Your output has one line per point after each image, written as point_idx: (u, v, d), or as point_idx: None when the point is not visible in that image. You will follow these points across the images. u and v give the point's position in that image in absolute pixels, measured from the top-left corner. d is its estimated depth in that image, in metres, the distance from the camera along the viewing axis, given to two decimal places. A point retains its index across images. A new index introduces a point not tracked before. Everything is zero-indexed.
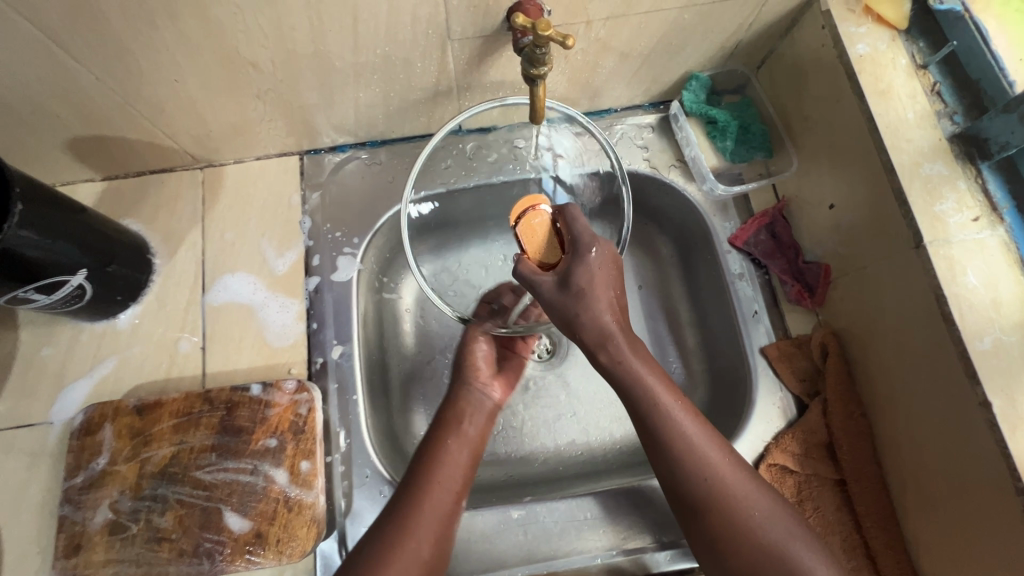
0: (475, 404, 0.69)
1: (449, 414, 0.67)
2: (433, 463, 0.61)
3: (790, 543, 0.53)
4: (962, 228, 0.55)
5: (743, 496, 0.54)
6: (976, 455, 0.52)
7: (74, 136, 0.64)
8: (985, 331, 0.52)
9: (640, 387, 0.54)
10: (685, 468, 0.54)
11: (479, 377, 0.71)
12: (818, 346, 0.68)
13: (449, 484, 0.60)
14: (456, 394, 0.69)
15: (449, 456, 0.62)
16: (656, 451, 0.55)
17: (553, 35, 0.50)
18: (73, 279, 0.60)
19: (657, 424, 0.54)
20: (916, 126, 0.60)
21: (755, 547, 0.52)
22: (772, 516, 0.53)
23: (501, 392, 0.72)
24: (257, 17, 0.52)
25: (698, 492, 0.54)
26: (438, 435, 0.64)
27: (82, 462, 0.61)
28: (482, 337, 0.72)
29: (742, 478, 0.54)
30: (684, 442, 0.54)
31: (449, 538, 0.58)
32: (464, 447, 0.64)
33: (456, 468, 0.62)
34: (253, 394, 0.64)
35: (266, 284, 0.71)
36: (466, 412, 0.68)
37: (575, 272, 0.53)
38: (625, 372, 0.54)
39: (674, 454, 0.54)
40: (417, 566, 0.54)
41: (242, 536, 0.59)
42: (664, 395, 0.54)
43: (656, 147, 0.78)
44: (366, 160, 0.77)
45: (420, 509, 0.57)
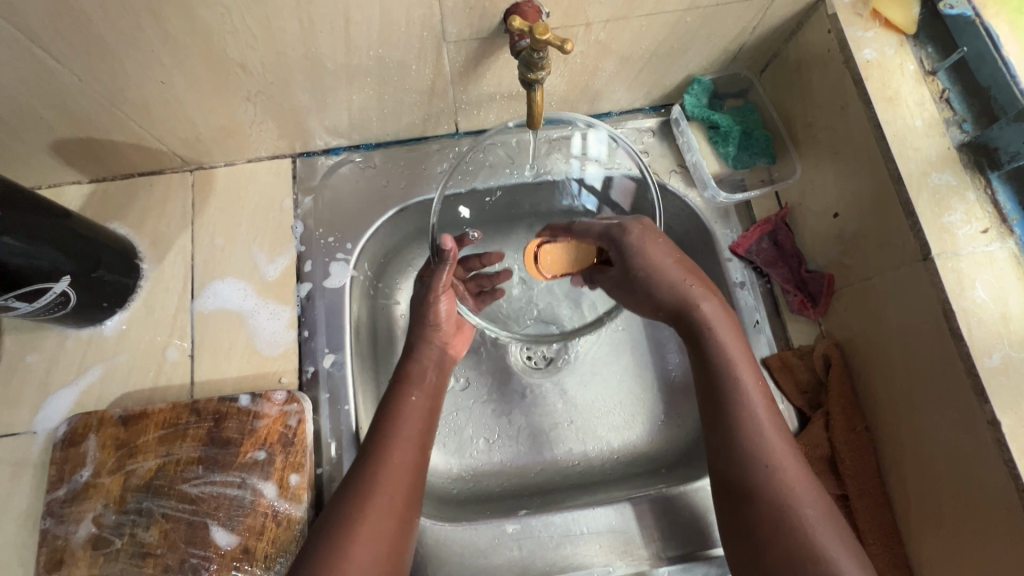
0: (434, 358, 0.65)
1: (410, 369, 0.63)
2: (393, 416, 0.58)
3: (839, 558, 0.47)
4: (970, 240, 0.54)
5: (803, 489, 0.51)
6: (983, 473, 0.51)
7: (59, 138, 0.62)
8: (994, 347, 0.51)
9: (719, 358, 0.56)
10: (742, 448, 0.53)
11: (440, 334, 0.65)
12: (821, 358, 0.66)
13: (412, 437, 0.58)
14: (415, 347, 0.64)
15: (409, 409, 0.60)
16: (719, 426, 0.55)
17: (551, 39, 0.48)
18: (57, 287, 0.58)
19: (730, 401, 0.55)
20: (925, 135, 0.58)
21: (797, 543, 0.48)
22: (825, 522, 0.49)
23: (458, 344, 0.68)
24: (245, 18, 0.51)
25: (749, 475, 0.52)
26: (396, 391, 0.61)
27: (66, 474, 0.60)
28: (445, 290, 0.64)
29: (803, 475, 0.52)
30: (752, 425, 0.54)
31: (418, 493, 0.56)
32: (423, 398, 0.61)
33: (421, 419, 0.60)
34: (242, 405, 0.62)
35: (257, 291, 0.70)
36: (427, 365, 0.64)
37: (635, 257, 0.60)
38: (711, 341, 0.57)
39: (737, 436, 0.54)
40: (388, 520, 0.52)
41: (229, 552, 0.58)
42: (745, 372, 0.56)
43: (656, 152, 0.77)
44: (360, 164, 0.75)
45: (385, 465, 0.55)
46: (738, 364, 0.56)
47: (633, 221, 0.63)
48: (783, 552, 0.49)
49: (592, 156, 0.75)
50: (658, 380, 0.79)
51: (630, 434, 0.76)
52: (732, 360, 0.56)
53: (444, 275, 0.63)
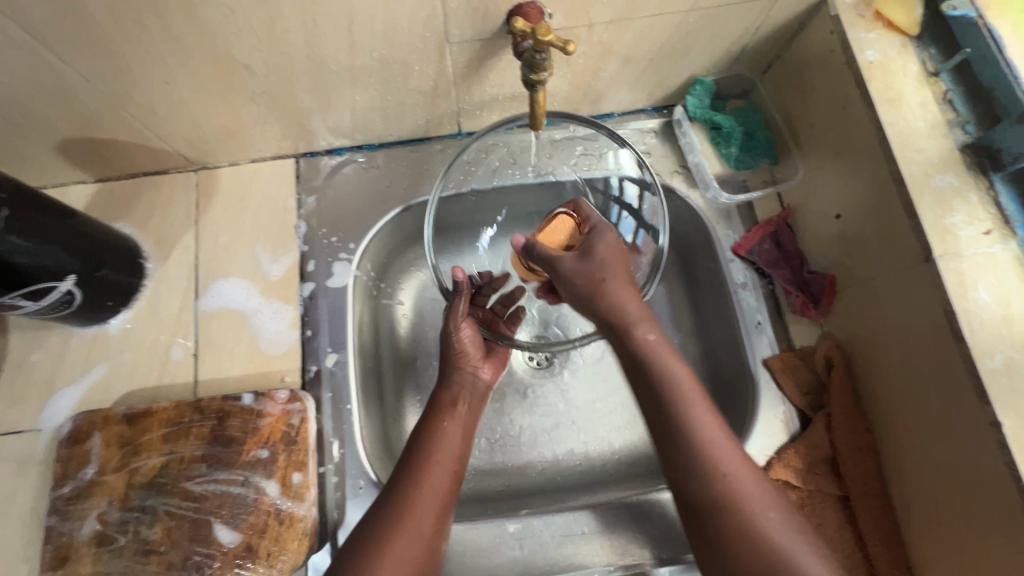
0: (467, 384, 0.66)
1: (442, 396, 0.64)
2: (429, 439, 0.59)
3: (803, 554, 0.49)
4: (973, 241, 0.54)
5: (757, 495, 0.51)
6: (985, 474, 0.51)
7: (64, 138, 0.63)
8: (996, 349, 0.51)
9: (665, 382, 0.55)
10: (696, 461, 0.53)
11: (470, 359, 0.67)
12: (823, 359, 0.66)
13: (446, 460, 0.58)
14: (447, 376, 0.66)
15: (444, 434, 0.61)
16: (669, 440, 0.54)
17: (553, 40, 0.49)
18: (62, 286, 0.59)
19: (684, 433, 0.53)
20: (927, 136, 0.58)
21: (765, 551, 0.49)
22: (784, 523, 0.51)
23: (492, 371, 0.69)
24: (248, 19, 0.51)
25: (706, 489, 0.52)
26: (431, 416, 0.62)
27: (70, 471, 0.60)
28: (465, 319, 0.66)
29: (755, 479, 0.52)
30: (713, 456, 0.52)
31: (449, 518, 0.56)
32: (457, 424, 0.62)
33: (455, 445, 0.60)
34: (245, 403, 0.63)
35: (260, 290, 0.70)
36: (461, 393, 0.65)
37: (596, 244, 0.59)
38: (648, 354, 0.56)
39: (700, 471, 0.52)
40: (418, 545, 0.53)
41: (231, 550, 0.58)
42: (689, 395, 0.55)
43: (658, 152, 0.77)
44: (363, 164, 0.75)
45: (420, 488, 0.55)
46: (682, 386, 0.55)
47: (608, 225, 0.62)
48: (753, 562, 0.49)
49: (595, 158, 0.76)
50: None
51: (632, 435, 0.76)
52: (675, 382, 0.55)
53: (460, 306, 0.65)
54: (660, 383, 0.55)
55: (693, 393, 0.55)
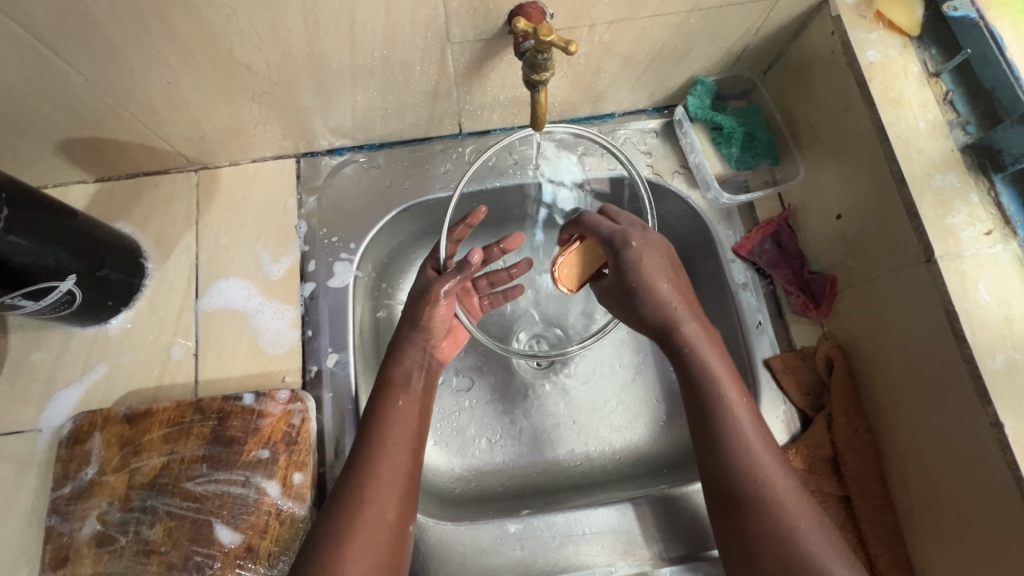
0: (419, 362, 0.63)
1: (393, 373, 0.61)
2: (385, 425, 0.58)
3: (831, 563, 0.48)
4: (973, 242, 0.54)
5: (792, 500, 0.51)
6: (986, 475, 0.51)
7: (65, 138, 0.63)
8: (997, 349, 0.51)
9: (709, 385, 0.55)
10: (731, 459, 0.53)
11: (429, 338, 0.63)
12: (823, 359, 0.66)
13: (404, 444, 0.58)
14: (400, 350, 0.63)
15: (399, 417, 0.59)
16: (706, 437, 0.55)
17: (555, 40, 0.49)
18: (63, 285, 0.59)
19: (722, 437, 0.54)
20: (928, 136, 0.58)
21: (793, 553, 0.49)
22: (817, 531, 0.50)
23: (447, 347, 0.67)
24: (250, 19, 0.51)
25: (740, 487, 0.53)
26: (383, 397, 0.60)
27: (70, 472, 0.60)
28: (446, 296, 0.62)
29: (791, 485, 0.52)
30: (750, 464, 0.53)
31: (412, 502, 0.56)
32: (411, 403, 0.61)
33: (410, 427, 0.59)
34: (246, 403, 0.62)
35: (261, 290, 0.70)
36: (410, 369, 0.62)
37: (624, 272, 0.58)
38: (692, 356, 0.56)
39: (736, 478, 0.53)
40: (382, 532, 0.53)
41: (232, 550, 0.58)
42: (735, 404, 0.55)
43: (659, 153, 0.77)
44: (364, 164, 0.75)
45: (377, 475, 0.55)
46: (726, 394, 0.55)
47: (637, 231, 0.60)
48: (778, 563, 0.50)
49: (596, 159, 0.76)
50: (661, 382, 0.79)
51: (632, 435, 0.76)
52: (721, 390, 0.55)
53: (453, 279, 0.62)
54: (700, 382, 0.56)
55: (737, 400, 0.55)
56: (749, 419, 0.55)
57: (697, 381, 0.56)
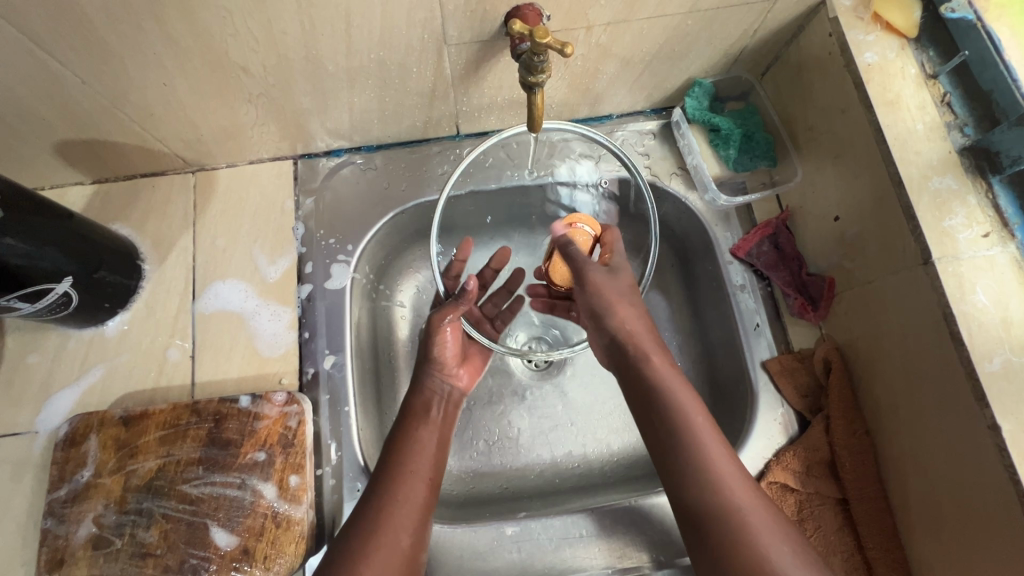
0: (439, 392, 0.66)
1: (414, 403, 0.64)
2: (405, 453, 0.59)
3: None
4: (971, 244, 0.54)
5: (764, 523, 0.49)
6: (984, 480, 0.51)
7: (62, 140, 0.63)
8: (994, 352, 0.50)
9: (671, 413, 0.54)
10: (700, 481, 0.51)
11: (444, 367, 0.67)
12: (821, 362, 0.66)
13: (423, 471, 0.58)
14: (421, 382, 0.66)
15: (419, 445, 0.60)
16: (673, 462, 0.53)
17: (552, 43, 0.48)
18: (59, 288, 0.59)
19: (689, 469, 0.52)
20: (926, 139, 0.58)
21: None
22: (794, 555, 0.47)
23: (467, 377, 0.69)
24: (246, 20, 0.51)
25: (710, 513, 0.50)
26: (404, 424, 0.62)
27: (66, 474, 0.60)
28: (449, 325, 0.65)
29: (762, 507, 0.50)
30: (724, 496, 0.50)
31: (427, 529, 0.56)
32: (432, 433, 0.62)
33: (428, 455, 0.60)
34: (242, 406, 0.62)
35: (258, 292, 0.70)
36: (432, 400, 0.65)
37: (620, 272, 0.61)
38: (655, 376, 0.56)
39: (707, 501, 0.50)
40: (395, 557, 0.52)
41: (228, 552, 0.58)
42: (699, 426, 0.53)
43: (657, 154, 0.77)
44: (361, 165, 0.75)
45: (394, 501, 0.55)
46: (690, 417, 0.54)
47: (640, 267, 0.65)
48: None
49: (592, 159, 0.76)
50: None
51: (630, 437, 0.76)
52: (686, 419, 0.53)
53: (454, 310, 0.65)
54: (662, 403, 0.54)
55: (701, 422, 0.54)
56: (713, 440, 0.53)
57: (661, 410, 0.54)
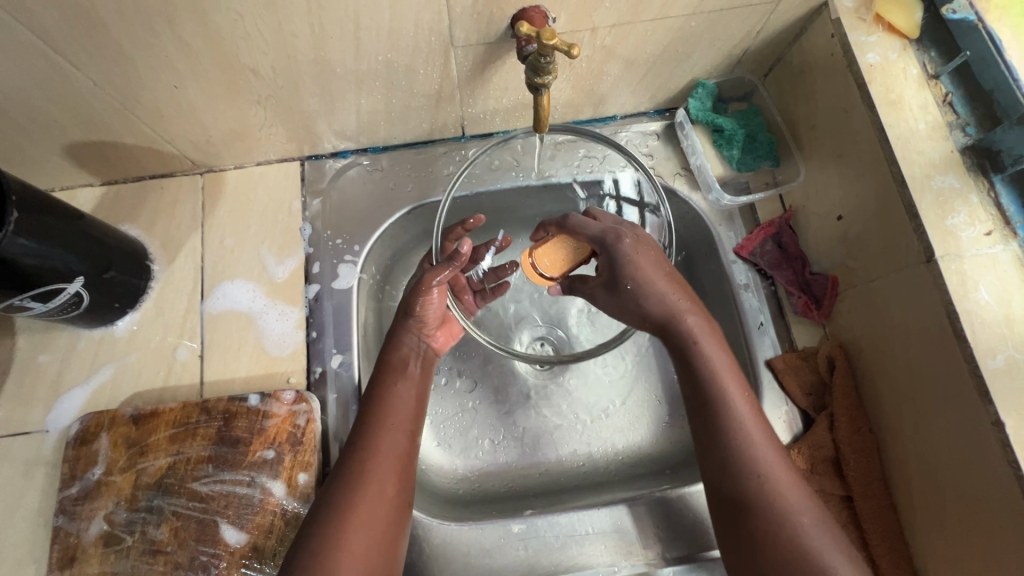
0: (416, 349, 0.65)
1: (391, 358, 0.63)
2: (385, 407, 0.59)
3: (835, 560, 0.49)
4: (974, 242, 0.54)
5: (794, 497, 0.51)
6: (987, 475, 0.51)
7: (73, 141, 0.63)
8: (997, 349, 0.51)
9: (710, 388, 0.56)
10: (735, 455, 0.53)
11: (422, 326, 0.65)
12: (824, 359, 0.67)
13: (403, 425, 0.59)
14: (398, 339, 0.64)
15: (398, 400, 0.60)
16: (710, 434, 0.55)
17: (558, 44, 0.49)
18: (70, 287, 0.59)
19: (725, 443, 0.54)
20: (928, 138, 0.59)
21: (797, 551, 0.49)
22: (819, 529, 0.50)
23: (443, 341, 0.68)
24: (256, 23, 0.52)
25: (742, 484, 0.52)
26: (381, 379, 0.61)
27: (77, 472, 0.61)
28: (438, 286, 0.63)
29: (794, 482, 0.52)
30: (756, 464, 0.53)
31: (411, 481, 0.57)
32: (410, 387, 0.62)
33: (408, 410, 0.60)
34: (251, 404, 0.63)
35: (266, 292, 0.71)
36: (409, 356, 0.64)
37: (623, 271, 0.57)
38: (695, 352, 0.56)
39: (740, 473, 0.53)
40: (383, 506, 0.53)
41: (238, 550, 0.58)
42: (737, 400, 0.55)
43: (661, 155, 0.77)
44: (367, 167, 0.76)
45: (376, 454, 0.55)
46: (728, 393, 0.55)
47: (628, 229, 0.60)
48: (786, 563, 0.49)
49: (597, 160, 0.77)
50: (663, 383, 0.79)
51: (634, 435, 0.77)
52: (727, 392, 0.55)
53: (448, 270, 0.62)
54: (700, 376, 0.56)
55: (740, 397, 0.55)
56: (750, 415, 0.55)
57: (700, 384, 0.56)
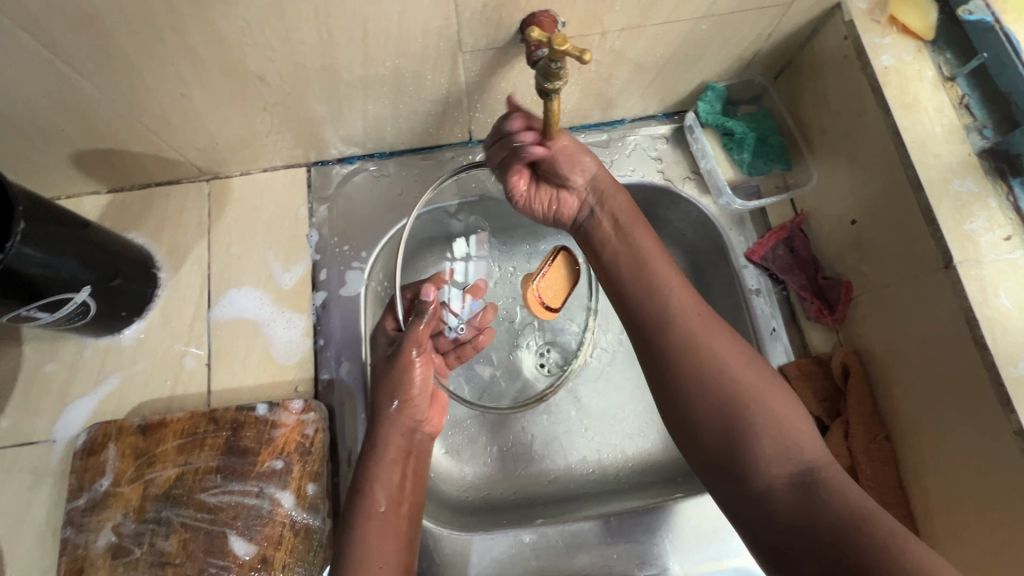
0: (405, 447, 0.61)
1: (374, 469, 0.59)
2: (372, 539, 0.55)
3: (766, 400, 0.52)
4: (993, 247, 0.53)
5: (723, 348, 0.54)
6: (1010, 488, 0.50)
7: (79, 149, 0.63)
8: (1019, 356, 0.50)
9: (637, 260, 0.60)
10: (666, 319, 0.56)
11: (414, 408, 0.62)
12: (839, 366, 0.65)
13: (395, 558, 0.55)
14: (384, 437, 0.60)
15: (385, 527, 0.56)
16: (642, 302, 0.58)
17: (569, 50, 0.47)
18: (77, 297, 0.59)
19: (657, 306, 0.57)
20: (944, 141, 0.58)
21: (731, 398, 0.52)
22: (750, 375, 0.53)
23: (436, 417, 0.66)
24: (264, 30, 0.51)
25: (674, 342, 0.55)
26: (365, 497, 0.57)
27: (85, 483, 0.60)
28: (420, 358, 0.63)
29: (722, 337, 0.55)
30: (686, 326, 0.55)
31: None
32: (401, 504, 0.58)
33: (397, 537, 0.56)
34: (259, 414, 0.62)
35: (273, 299, 0.70)
36: (396, 459, 0.60)
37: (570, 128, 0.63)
38: (624, 226, 0.62)
39: (670, 333, 0.55)
40: None
41: (247, 561, 0.58)
42: (663, 270, 0.59)
43: (670, 158, 0.76)
44: (374, 172, 0.75)
45: None
46: (654, 263, 0.59)
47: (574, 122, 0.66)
48: (722, 409, 0.52)
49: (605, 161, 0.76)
50: None
51: (645, 442, 0.76)
52: (654, 267, 0.59)
53: (421, 328, 0.63)
54: (630, 249, 0.60)
55: (663, 264, 0.59)
56: (674, 280, 0.58)
57: (630, 256, 0.60)
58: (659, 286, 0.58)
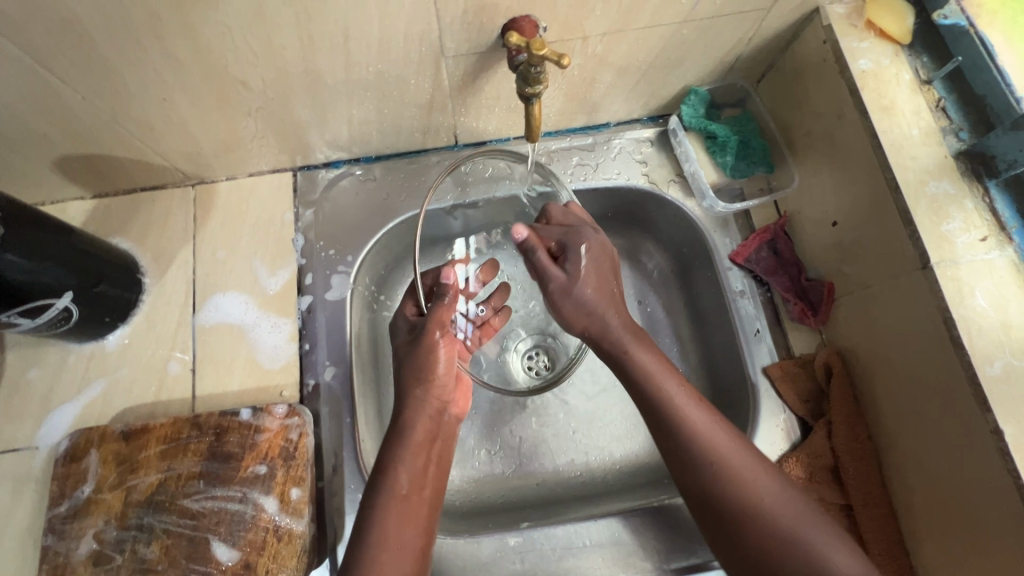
0: (432, 430, 0.61)
1: (394, 451, 0.58)
2: (390, 519, 0.54)
3: (807, 535, 0.50)
4: (969, 248, 0.54)
5: (754, 478, 0.53)
6: (988, 487, 0.50)
7: (62, 154, 0.63)
8: (995, 355, 0.51)
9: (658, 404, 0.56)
10: (695, 455, 0.54)
11: (438, 388, 0.62)
12: (822, 366, 0.66)
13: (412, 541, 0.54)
14: (412, 419, 0.60)
15: (403, 509, 0.55)
16: (667, 442, 0.56)
17: (547, 54, 0.49)
18: (59, 302, 0.59)
19: (687, 451, 0.54)
20: (921, 144, 0.58)
21: (772, 532, 0.51)
22: (785, 504, 0.52)
23: (462, 401, 0.65)
24: (245, 36, 0.51)
25: (707, 481, 0.53)
26: (382, 477, 0.56)
27: (67, 490, 0.60)
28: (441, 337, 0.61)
29: (750, 463, 0.54)
30: (719, 463, 0.53)
31: None
32: (423, 487, 0.57)
33: (413, 519, 0.55)
34: (243, 419, 0.62)
35: (258, 304, 0.70)
36: (423, 440, 0.59)
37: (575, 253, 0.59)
38: (632, 363, 0.58)
39: (702, 469, 0.53)
40: None
41: (230, 567, 0.57)
42: (686, 407, 0.55)
43: (655, 161, 0.77)
44: (360, 177, 0.76)
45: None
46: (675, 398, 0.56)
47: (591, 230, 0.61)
48: (762, 542, 0.51)
49: (590, 164, 0.76)
50: None
51: (632, 444, 0.76)
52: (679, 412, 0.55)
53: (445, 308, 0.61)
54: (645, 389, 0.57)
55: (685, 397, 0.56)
56: (697, 411, 0.55)
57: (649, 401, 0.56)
58: (682, 422, 0.55)
